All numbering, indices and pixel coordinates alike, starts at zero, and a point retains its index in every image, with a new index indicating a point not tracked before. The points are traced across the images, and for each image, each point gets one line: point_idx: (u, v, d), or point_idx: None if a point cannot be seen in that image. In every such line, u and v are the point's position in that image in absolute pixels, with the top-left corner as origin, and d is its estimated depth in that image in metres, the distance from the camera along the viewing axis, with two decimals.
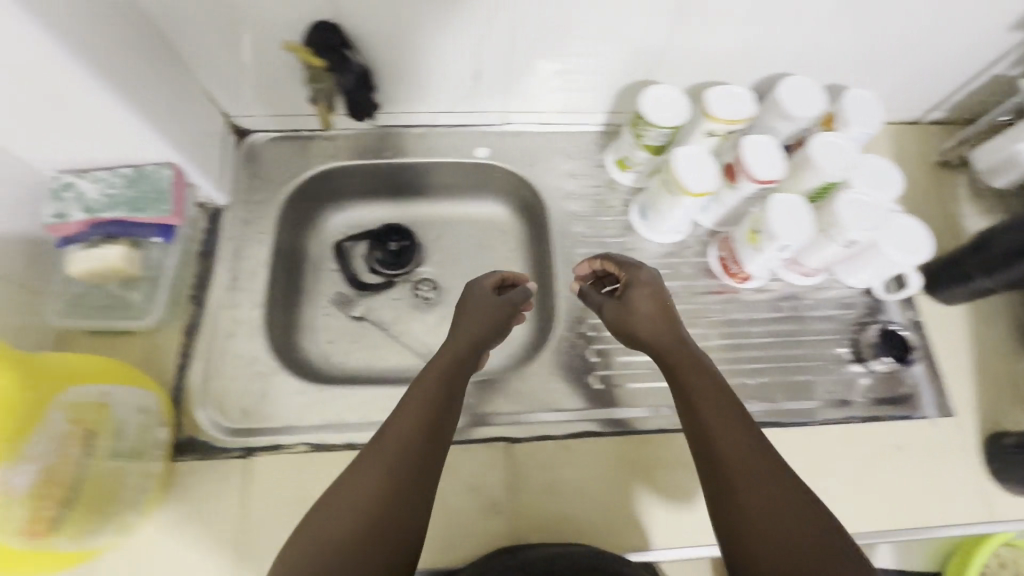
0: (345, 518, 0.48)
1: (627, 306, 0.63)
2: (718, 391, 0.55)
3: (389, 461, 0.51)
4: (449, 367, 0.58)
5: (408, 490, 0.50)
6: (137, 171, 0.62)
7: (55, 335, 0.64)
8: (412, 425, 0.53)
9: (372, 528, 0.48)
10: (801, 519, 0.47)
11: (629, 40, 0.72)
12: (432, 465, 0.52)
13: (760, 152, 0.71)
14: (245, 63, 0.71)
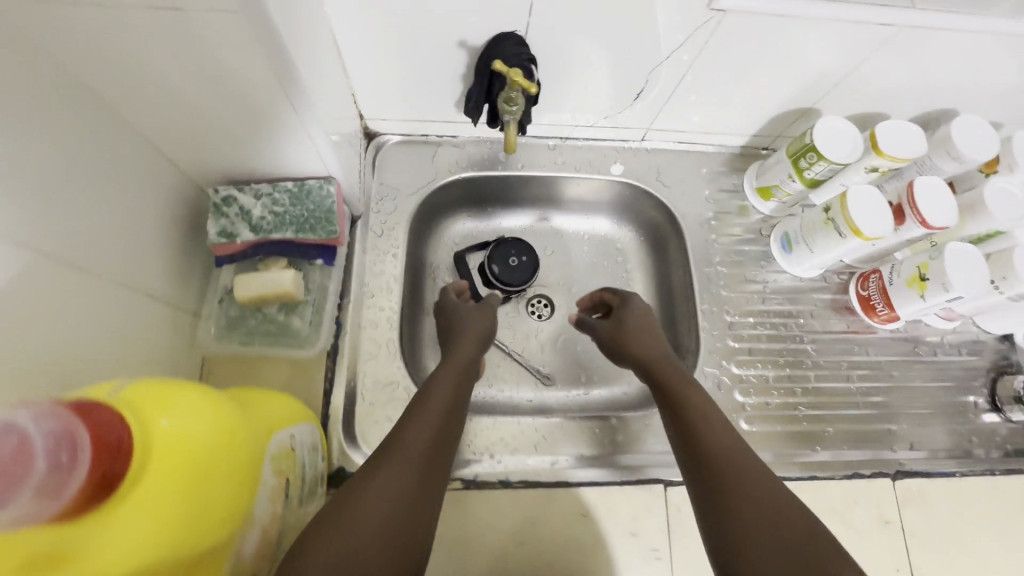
0: (397, 483, 0.46)
1: (623, 330, 0.69)
2: (695, 396, 0.58)
3: (414, 435, 0.50)
4: (460, 365, 0.61)
5: (426, 461, 0.49)
6: (300, 187, 0.56)
7: (200, 358, 0.57)
8: (441, 406, 0.54)
9: (421, 496, 0.47)
10: (753, 487, 0.48)
11: (816, 70, 0.67)
12: (444, 446, 0.52)
13: (933, 196, 0.68)
14: (400, 68, 0.64)
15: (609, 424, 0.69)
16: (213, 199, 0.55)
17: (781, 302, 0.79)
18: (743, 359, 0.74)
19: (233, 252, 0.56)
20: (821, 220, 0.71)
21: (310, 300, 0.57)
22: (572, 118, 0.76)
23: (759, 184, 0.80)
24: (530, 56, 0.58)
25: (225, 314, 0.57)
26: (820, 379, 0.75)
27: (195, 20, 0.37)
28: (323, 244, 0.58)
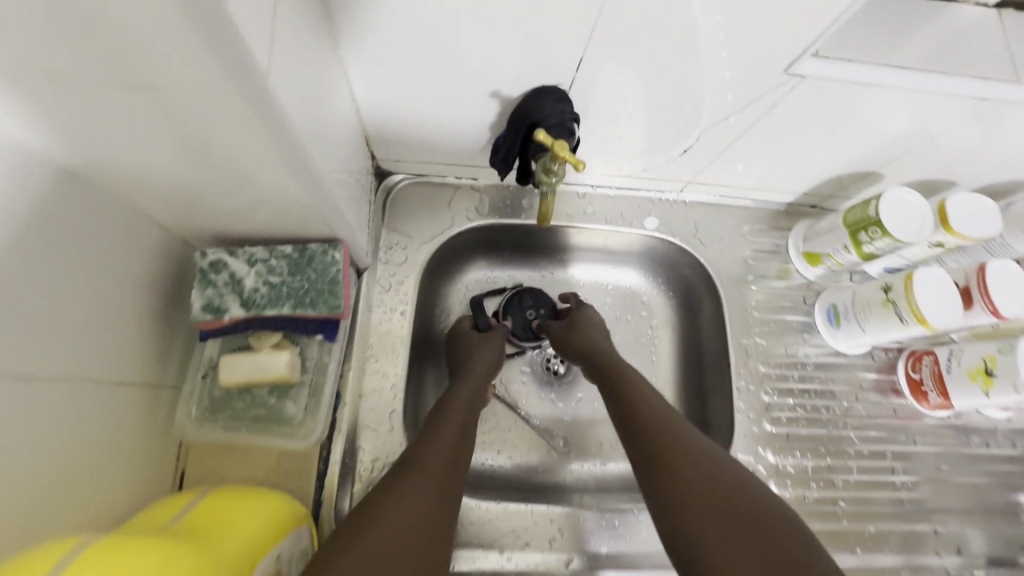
0: (425, 495, 0.47)
1: (576, 326, 0.68)
2: (658, 407, 0.57)
3: (435, 449, 0.51)
4: (480, 376, 0.62)
5: (447, 472, 0.50)
6: (301, 252, 0.49)
7: (178, 443, 0.51)
8: (457, 419, 0.55)
9: (443, 507, 0.47)
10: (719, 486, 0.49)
11: (883, 134, 0.59)
12: (463, 459, 0.53)
13: (1008, 283, 0.61)
14: (417, 110, 0.56)
15: (631, 515, 0.62)
16: (200, 265, 0.48)
17: (823, 381, 0.72)
18: (780, 446, 0.68)
19: (220, 327, 0.49)
20: (879, 299, 0.65)
21: (308, 379, 0.51)
22: (605, 168, 0.69)
23: (806, 248, 0.73)
24: (574, 114, 0.52)
25: (208, 393, 0.50)
26: (861, 469, 0.69)
27: (172, 83, 0.30)
28: (325, 317, 0.51)
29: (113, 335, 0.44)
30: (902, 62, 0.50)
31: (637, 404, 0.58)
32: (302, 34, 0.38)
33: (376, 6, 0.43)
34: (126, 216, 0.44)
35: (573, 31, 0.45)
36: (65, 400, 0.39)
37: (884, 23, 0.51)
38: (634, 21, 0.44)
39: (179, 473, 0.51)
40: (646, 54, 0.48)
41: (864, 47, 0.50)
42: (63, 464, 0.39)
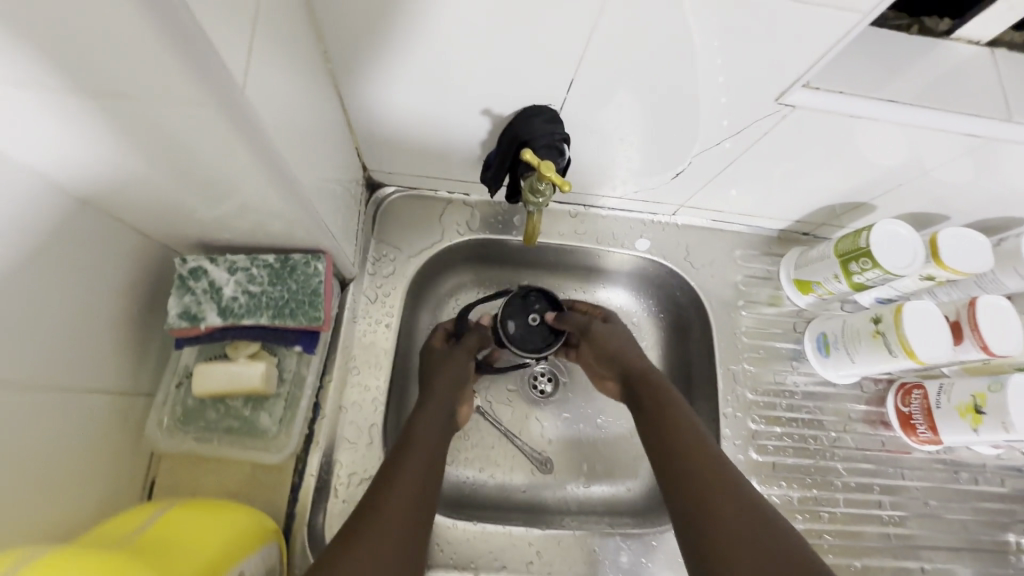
0: (388, 542, 0.43)
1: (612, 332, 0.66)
2: (700, 433, 0.53)
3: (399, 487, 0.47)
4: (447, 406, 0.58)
5: (411, 517, 0.46)
6: (283, 262, 0.49)
7: (149, 452, 0.50)
8: (422, 450, 0.52)
9: (406, 554, 0.44)
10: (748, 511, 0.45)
11: (876, 167, 0.59)
12: (428, 491, 0.49)
13: (998, 320, 0.61)
14: (410, 125, 0.56)
15: (611, 541, 0.61)
16: (178, 271, 0.47)
17: (812, 411, 0.71)
18: (766, 475, 0.67)
19: (197, 335, 0.48)
20: (869, 330, 0.64)
21: (284, 392, 0.51)
22: (598, 188, 0.69)
23: (798, 276, 0.72)
24: (563, 135, 0.52)
25: (181, 402, 0.49)
26: (850, 502, 0.68)
27: (145, 96, 0.30)
28: (305, 328, 0.50)
29: (83, 341, 0.43)
30: (893, 96, 0.50)
31: (685, 444, 0.52)
32: (288, 46, 0.38)
33: (369, 22, 0.43)
34: (106, 222, 0.43)
35: (564, 53, 0.45)
36: (32, 411, 0.38)
37: (875, 56, 0.51)
38: (625, 43, 0.44)
39: (149, 482, 0.50)
40: (637, 77, 0.48)
41: (855, 80, 0.50)
42: (25, 475, 0.37)
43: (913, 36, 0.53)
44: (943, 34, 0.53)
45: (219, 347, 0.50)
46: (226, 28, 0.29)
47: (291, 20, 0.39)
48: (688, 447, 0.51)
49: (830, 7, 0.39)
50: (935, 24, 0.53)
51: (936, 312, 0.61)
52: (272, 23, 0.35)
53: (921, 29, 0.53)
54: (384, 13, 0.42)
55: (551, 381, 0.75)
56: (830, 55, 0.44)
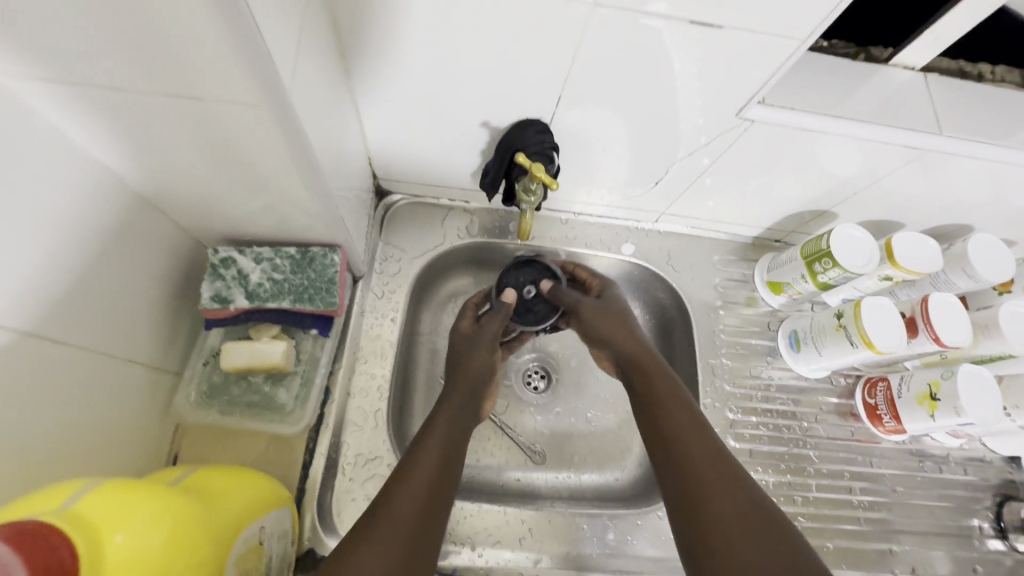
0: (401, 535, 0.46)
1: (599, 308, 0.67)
2: (698, 420, 0.54)
3: (413, 484, 0.50)
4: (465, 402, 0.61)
5: (428, 501, 0.50)
6: (303, 254, 0.56)
7: (174, 425, 0.56)
8: (444, 436, 0.56)
9: (423, 531, 0.47)
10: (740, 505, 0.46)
11: (833, 178, 0.66)
12: (448, 478, 0.53)
13: (949, 315, 0.67)
14: (417, 137, 0.63)
15: (600, 520, 0.66)
16: (211, 259, 0.55)
17: (786, 403, 0.76)
18: (744, 461, 0.72)
19: (225, 317, 0.56)
20: (832, 325, 0.70)
21: (300, 371, 0.59)
22: (587, 197, 0.76)
23: (770, 278, 0.79)
24: (552, 144, 0.58)
25: (208, 378, 0.57)
26: (822, 488, 0.73)
27: (209, 97, 0.37)
28: (320, 314, 0.58)
29: (120, 318, 0.48)
30: (841, 112, 0.57)
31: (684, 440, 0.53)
32: (321, 63, 0.45)
33: (387, 45, 0.50)
34: (150, 211, 0.50)
35: (555, 73, 0.53)
36: (80, 372, 0.44)
37: (825, 80, 0.59)
38: (608, 65, 0.52)
39: (172, 455, 0.56)
40: (619, 94, 0.55)
41: (808, 98, 0.57)
42: (70, 429, 0.44)
43: (859, 63, 0.61)
44: (885, 60, 0.62)
45: (243, 330, 0.58)
46: (280, 44, 0.36)
47: (325, 43, 0.46)
48: (688, 443, 0.52)
49: (775, 36, 0.47)
50: (878, 52, 0.62)
51: (890, 305, 0.67)
52: (311, 43, 0.42)
53: (866, 57, 0.62)
54: (402, 37, 0.49)
55: (544, 378, 0.80)
56: (780, 73, 0.52)
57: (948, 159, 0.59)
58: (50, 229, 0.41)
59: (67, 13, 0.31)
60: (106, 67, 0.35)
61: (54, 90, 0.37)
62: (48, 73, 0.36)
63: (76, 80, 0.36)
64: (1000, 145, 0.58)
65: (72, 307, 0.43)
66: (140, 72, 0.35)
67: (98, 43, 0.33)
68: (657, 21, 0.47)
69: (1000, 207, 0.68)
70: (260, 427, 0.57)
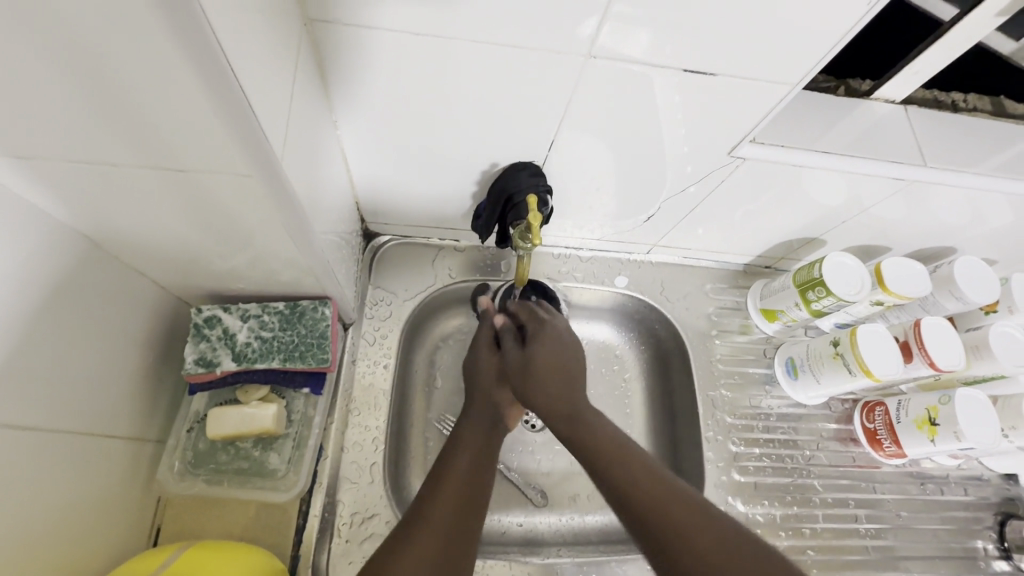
0: (438, 529, 0.48)
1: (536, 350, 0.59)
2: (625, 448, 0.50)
3: (450, 485, 0.51)
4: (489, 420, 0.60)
5: (466, 494, 0.51)
6: (293, 309, 0.55)
7: (157, 497, 0.54)
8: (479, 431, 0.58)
9: (467, 511, 0.50)
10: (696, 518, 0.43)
11: (819, 209, 0.67)
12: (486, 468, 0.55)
13: (943, 339, 0.68)
14: (405, 181, 0.62)
15: (607, 567, 0.65)
16: (195, 320, 0.54)
17: (787, 431, 0.76)
18: (749, 494, 0.71)
19: (211, 379, 0.54)
20: (829, 352, 0.70)
21: (292, 432, 0.56)
22: (578, 232, 0.75)
23: (763, 305, 0.79)
24: (546, 187, 0.58)
25: (192, 446, 0.54)
26: (828, 517, 0.72)
27: (194, 167, 0.36)
28: (313, 370, 0.56)
29: (96, 390, 0.46)
30: (825, 147, 0.58)
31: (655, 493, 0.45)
32: (307, 119, 0.44)
33: (374, 93, 0.49)
34: (129, 275, 0.49)
35: (545, 119, 0.53)
36: (58, 451, 0.42)
37: (808, 114, 0.60)
38: (600, 110, 0.52)
39: (155, 529, 0.53)
40: (612, 134, 0.55)
41: (794, 134, 0.58)
42: (43, 514, 0.41)
43: (839, 96, 0.62)
44: (865, 93, 0.63)
45: (229, 392, 0.56)
46: (268, 108, 0.35)
47: (309, 97, 0.45)
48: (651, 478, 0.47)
49: (761, 80, 0.48)
50: (857, 86, 0.63)
51: (886, 333, 0.68)
52: (297, 101, 0.41)
53: (846, 90, 0.63)
54: (389, 86, 0.48)
55: None
56: (769, 114, 0.52)
57: (930, 189, 0.60)
58: (28, 308, 0.39)
59: (46, 90, 0.31)
60: (87, 142, 0.34)
61: (29, 165, 0.36)
62: (25, 149, 0.35)
63: (54, 155, 0.35)
64: (978, 172, 0.59)
65: (48, 388, 0.41)
66: (123, 147, 0.35)
67: (81, 120, 0.33)
68: (644, 67, 0.47)
69: (981, 230, 0.70)
70: (249, 496, 0.54)
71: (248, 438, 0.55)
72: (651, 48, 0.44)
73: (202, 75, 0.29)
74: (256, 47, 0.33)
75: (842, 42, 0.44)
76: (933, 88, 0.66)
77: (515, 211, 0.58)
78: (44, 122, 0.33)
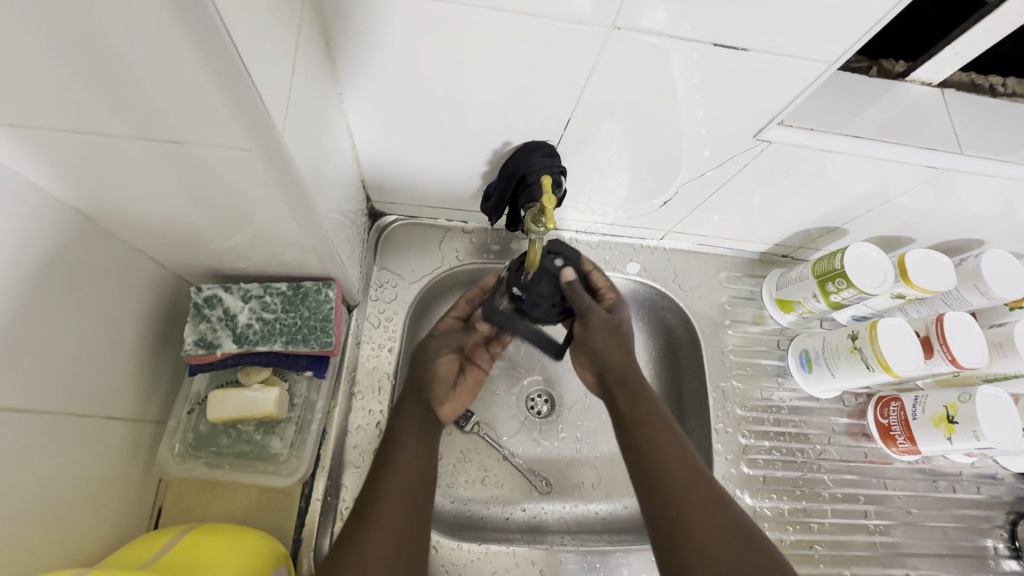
0: (382, 532, 0.47)
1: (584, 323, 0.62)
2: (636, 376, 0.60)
3: (390, 489, 0.50)
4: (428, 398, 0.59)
5: (411, 489, 0.51)
6: (296, 290, 0.54)
7: (158, 478, 0.53)
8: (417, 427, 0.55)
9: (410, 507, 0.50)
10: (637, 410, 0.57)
11: (845, 199, 0.65)
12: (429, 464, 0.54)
13: (966, 335, 0.66)
14: (415, 159, 0.60)
15: (612, 557, 0.64)
16: (195, 300, 0.52)
17: (797, 425, 0.74)
18: (757, 487, 0.70)
19: (211, 362, 0.53)
20: (846, 346, 0.68)
21: (295, 416, 0.55)
22: (591, 216, 0.73)
23: (778, 295, 0.76)
24: (560, 168, 0.56)
25: (193, 429, 0.53)
26: (838, 512, 0.71)
27: (191, 141, 0.34)
28: (316, 354, 0.55)
29: (95, 371, 0.45)
30: (855, 131, 0.55)
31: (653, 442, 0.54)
32: (312, 91, 0.42)
33: (382, 65, 0.47)
34: (127, 253, 0.47)
35: (562, 96, 0.50)
36: (56, 434, 0.41)
37: (840, 96, 0.57)
38: (621, 89, 0.49)
39: (156, 510, 0.53)
40: (633, 116, 0.53)
41: (824, 117, 0.55)
42: (42, 499, 0.40)
43: (872, 78, 0.59)
44: (899, 75, 0.60)
45: (231, 374, 0.55)
46: (271, 81, 0.33)
47: (315, 67, 0.42)
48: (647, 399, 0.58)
49: (796, 57, 0.45)
50: (891, 67, 0.60)
51: (910, 331, 0.65)
52: (301, 71, 0.39)
53: (879, 71, 0.60)
54: (398, 57, 0.46)
55: (547, 402, 0.76)
56: (802, 95, 0.49)
57: (963, 178, 0.58)
58: (21, 290, 0.38)
59: (28, 56, 0.28)
60: (75, 109, 0.32)
61: (16, 135, 0.34)
62: (10, 118, 0.33)
63: (42, 125, 0.33)
64: (1017, 163, 0.56)
65: (46, 369, 0.40)
66: (113, 115, 0.33)
67: (70, 89, 0.31)
68: (666, 41, 0.44)
69: (1012, 223, 0.67)
70: (251, 481, 0.53)
71: (250, 422, 0.54)
72: (674, 20, 0.42)
73: (200, 43, 0.27)
74: (257, 14, 0.31)
75: (889, 18, 0.41)
76: (972, 71, 0.62)
77: (528, 192, 0.55)
78: (28, 89, 0.31)
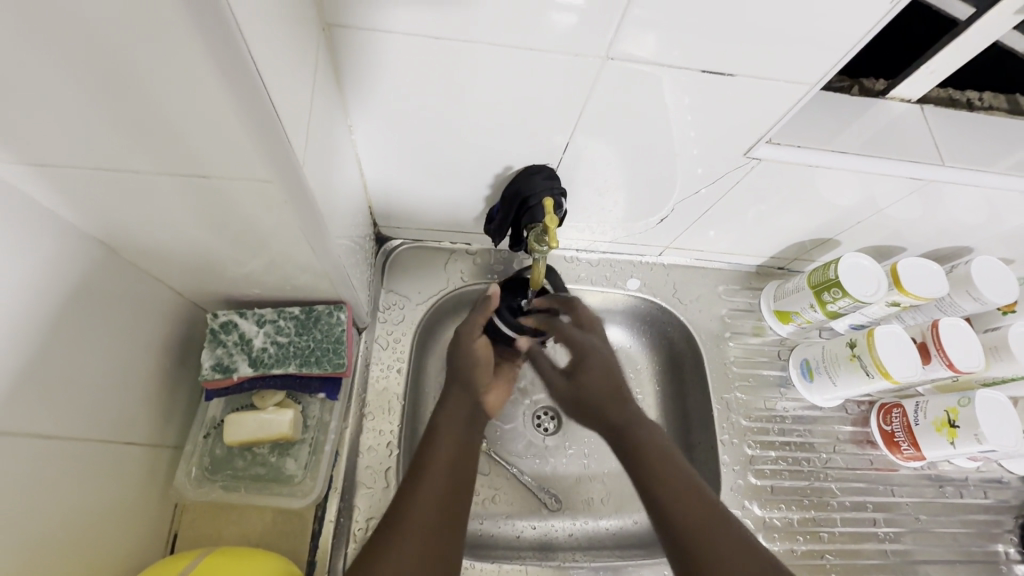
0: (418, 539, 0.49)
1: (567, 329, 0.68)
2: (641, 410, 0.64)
3: (425, 498, 0.52)
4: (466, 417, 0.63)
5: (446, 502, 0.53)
6: (308, 313, 0.55)
7: (173, 504, 0.54)
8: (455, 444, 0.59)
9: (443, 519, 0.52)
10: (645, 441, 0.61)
11: (836, 211, 0.67)
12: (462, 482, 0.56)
13: (961, 339, 0.67)
14: (421, 184, 0.62)
15: (624, 571, 0.65)
16: (211, 326, 0.54)
17: (802, 434, 0.75)
18: (766, 498, 0.71)
19: (227, 386, 0.54)
20: (845, 354, 0.70)
21: (308, 438, 0.56)
22: (591, 235, 0.75)
23: (776, 306, 0.78)
24: (561, 190, 0.58)
25: (209, 453, 0.54)
26: (847, 520, 0.71)
27: (216, 174, 0.36)
28: (328, 376, 0.56)
29: (117, 396, 0.47)
30: (840, 146, 0.57)
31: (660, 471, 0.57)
32: (325, 123, 0.44)
33: (389, 99, 0.49)
34: (147, 282, 0.49)
35: (560, 121, 0.52)
36: (79, 459, 0.43)
37: (824, 114, 0.59)
38: (616, 114, 0.52)
39: (172, 535, 0.53)
40: (627, 138, 0.55)
41: (811, 134, 0.58)
42: (66, 523, 0.41)
43: (854, 95, 0.62)
44: (881, 92, 0.62)
45: (245, 398, 0.56)
46: (291, 116, 0.35)
47: (327, 101, 0.45)
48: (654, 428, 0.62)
49: (781, 80, 0.48)
50: (871, 85, 0.62)
51: (905, 336, 0.67)
52: (316, 107, 0.41)
53: (861, 89, 0.62)
54: (402, 91, 0.48)
55: (554, 419, 0.77)
56: (787, 114, 0.52)
57: (947, 188, 0.60)
58: (48, 319, 0.40)
59: (69, 99, 0.31)
60: (109, 149, 0.34)
61: (51, 173, 0.37)
62: (45, 157, 0.35)
63: (76, 163, 0.36)
64: (997, 172, 0.59)
65: (72, 395, 0.42)
66: (145, 153, 0.35)
67: (105, 129, 0.33)
68: (657, 67, 0.46)
69: (999, 230, 0.69)
70: (267, 503, 0.54)
71: (264, 445, 0.55)
72: (663, 49, 0.44)
73: (231, 85, 0.30)
74: (279, 57, 0.33)
75: (866, 40, 0.44)
76: (949, 86, 0.65)
77: (530, 214, 0.57)
78: (67, 130, 0.33)
